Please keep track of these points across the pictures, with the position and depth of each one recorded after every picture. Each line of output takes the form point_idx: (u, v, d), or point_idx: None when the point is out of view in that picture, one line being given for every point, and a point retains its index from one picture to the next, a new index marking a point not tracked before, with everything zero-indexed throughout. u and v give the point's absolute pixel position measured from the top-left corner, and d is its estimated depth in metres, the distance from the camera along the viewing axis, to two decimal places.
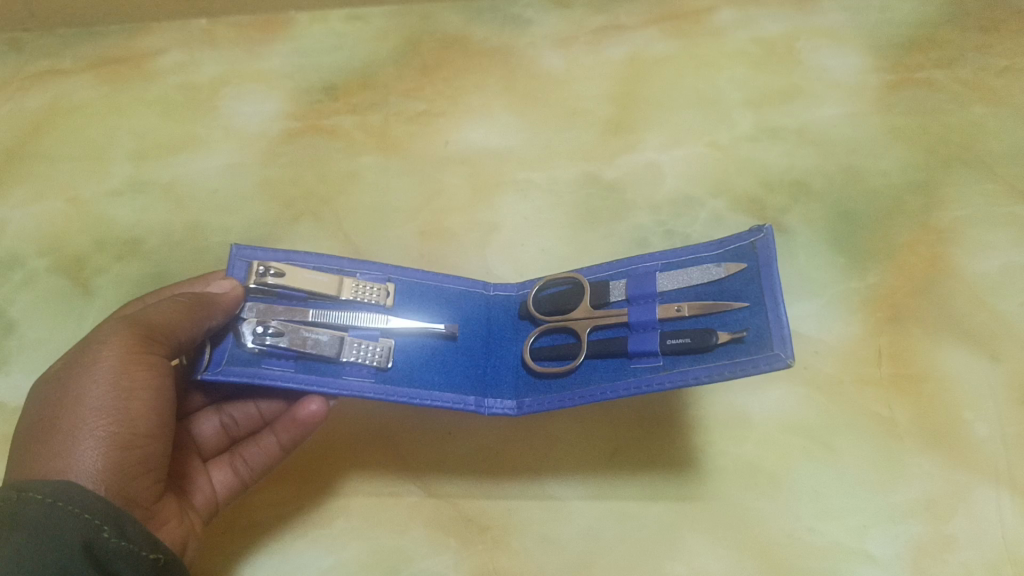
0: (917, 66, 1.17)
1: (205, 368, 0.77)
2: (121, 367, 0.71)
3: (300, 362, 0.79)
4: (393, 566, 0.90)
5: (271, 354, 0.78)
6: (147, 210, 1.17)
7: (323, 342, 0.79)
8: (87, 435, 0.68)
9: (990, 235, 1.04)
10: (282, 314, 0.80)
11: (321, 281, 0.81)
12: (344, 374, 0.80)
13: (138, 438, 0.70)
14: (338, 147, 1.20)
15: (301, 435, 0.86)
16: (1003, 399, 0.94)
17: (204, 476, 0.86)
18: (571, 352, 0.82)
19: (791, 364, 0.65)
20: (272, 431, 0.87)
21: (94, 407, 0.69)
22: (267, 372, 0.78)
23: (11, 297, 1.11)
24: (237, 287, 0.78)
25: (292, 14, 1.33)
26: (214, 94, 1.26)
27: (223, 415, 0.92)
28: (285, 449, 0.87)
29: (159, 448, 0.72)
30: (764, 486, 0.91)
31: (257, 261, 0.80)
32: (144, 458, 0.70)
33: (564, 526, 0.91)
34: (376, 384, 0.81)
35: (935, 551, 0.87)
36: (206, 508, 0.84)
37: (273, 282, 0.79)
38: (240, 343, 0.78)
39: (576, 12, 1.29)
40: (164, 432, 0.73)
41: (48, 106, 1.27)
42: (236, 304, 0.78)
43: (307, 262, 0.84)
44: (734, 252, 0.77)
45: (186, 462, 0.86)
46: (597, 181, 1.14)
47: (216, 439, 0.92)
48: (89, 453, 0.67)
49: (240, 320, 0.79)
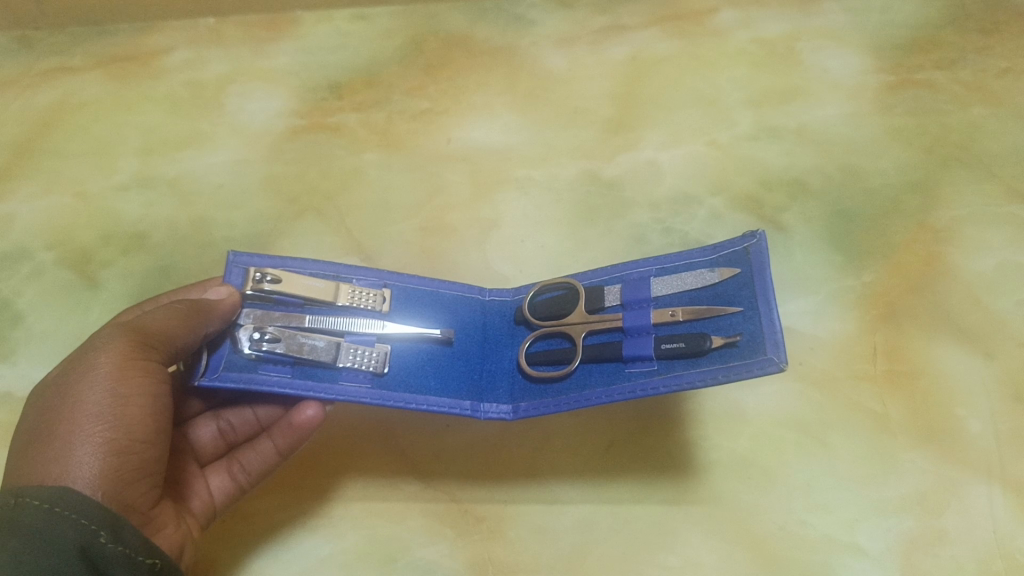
0: (917, 67, 1.18)
1: (202, 374, 0.78)
2: (118, 374, 0.72)
3: (297, 367, 0.80)
4: (390, 555, 0.91)
5: (268, 360, 0.80)
6: (153, 205, 1.19)
7: (319, 348, 0.80)
8: (84, 440, 0.69)
9: (986, 234, 1.05)
10: (279, 319, 0.81)
11: (317, 287, 0.83)
12: (340, 380, 0.81)
13: (135, 444, 0.72)
14: (342, 144, 1.21)
15: (297, 442, 0.87)
16: (996, 396, 0.95)
17: (202, 482, 0.88)
18: (566, 357, 0.82)
19: (784, 368, 0.67)
20: (270, 436, 0.88)
21: (91, 413, 0.70)
22: (264, 378, 0.79)
23: (19, 289, 1.13)
24: (234, 293, 0.79)
25: (298, 13, 1.35)
26: (220, 92, 1.28)
27: (221, 421, 0.92)
28: (283, 455, 0.88)
29: (156, 453, 0.74)
30: (758, 480, 0.92)
31: (254, 268, 0.82)
32: (141, 464, 0.72)
33: (558, 517, 0.92)
34: (373, 389, 0.82)
35: (925, 545, 0.88)
36: (204, 513, 0.86)
37: (270, 288, 0.80)
38: (237, 349, 0.79)
39: (579, 12, 1.30)
40: (160, 438, 0.74)
41: (57, 102, 1.29)
42: (232, 311, 0.79)
43: (303, 268, 0.85)
44: (728, 257, 0.78)
45: (183, 469, 0.87)
46: (597, 179, 1.15)
47: (214, 444, 0.92)
48: (86, 458, 0.69)
49: (238, 327, 0.80)
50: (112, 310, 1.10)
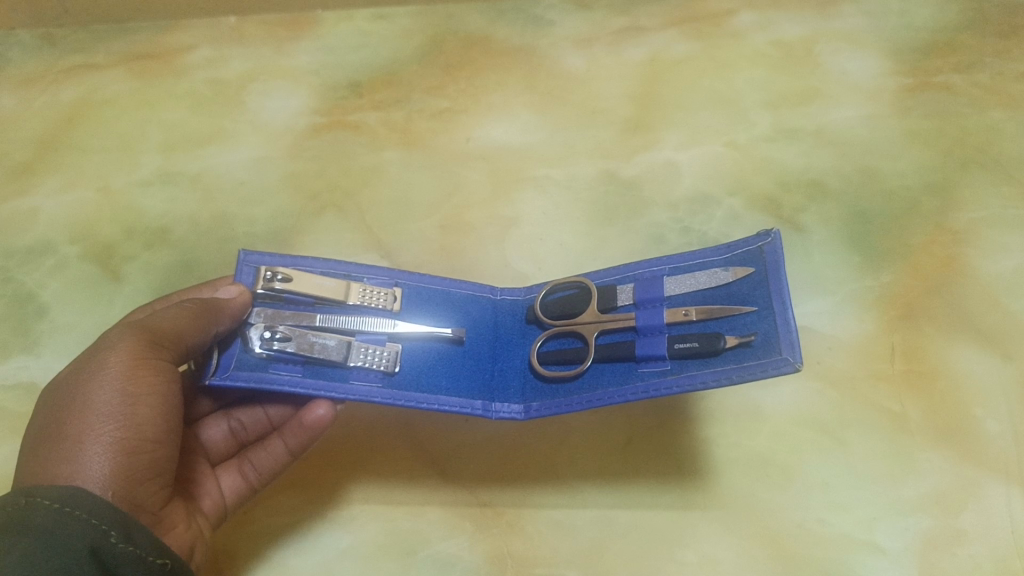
0: (935, 70, 1.18)
1: (212, 373, 0.79)
2: (128, 374, 0.74)
3: (308, 366, 0.81)
4: (409, 547, 0.92)
5: (278, 359, 0.80)
6: (176, 201, 1.21)
7: (330, 347, 0.81)
8: (94, 440, 0.71)
9: (1004, 236, 1.05)
10: (289, 319, 0.82)
11: (328, 286, 0.84)
12: (351, 379, 0.82)
13: (145, 443, 0.73)
14: (362, 143, 1.23)
15: (308, 440, 0.88)
16: (1013, 397, 0.95)
17: (212, 481, 0.88)
18: (578, 356, 0.83)
19: (799, 368, 0.68)
20: (281, 435, 0.89)
21: (101, 413, 0.72)
22: (275, 377, 0.80)
23: (43, 282, 1.15)
24: (245, 293, 0.80)
25: (320, 13, 1.36)
26: (241, 90, 1.29)
27: (232, 420, 0.94)
28: (293, 454, 0.90)
29: (166, 451, 0.75)
30: (776, 478, 0.92)
31: (265, 267, 0.83)
32: (152, 463, 0.73)
33: (576, 512, 0.93)
34: (383, 389, 0.83)
35: (944, 543, 0.88)
36: (215, 512, 0.87)
37: (281, 287, 0.81)
38: (247, 348, 0.80)
39: (598, 13, 1.31)
40: (170, 437, 0.76)
41: (81, 98, 1.31)
42: (243, 309, 0.80)
43: (313, 267, 0.86)
44: (741, 257, 0.79)
45: (194, 467, 0.88)
46: (615, 179, 1.16)
47: (225, 443, 0.93)
48: (97, 458, 0.70)
49: (248, 326, 0.81)
50: (136, 303, 1.12)
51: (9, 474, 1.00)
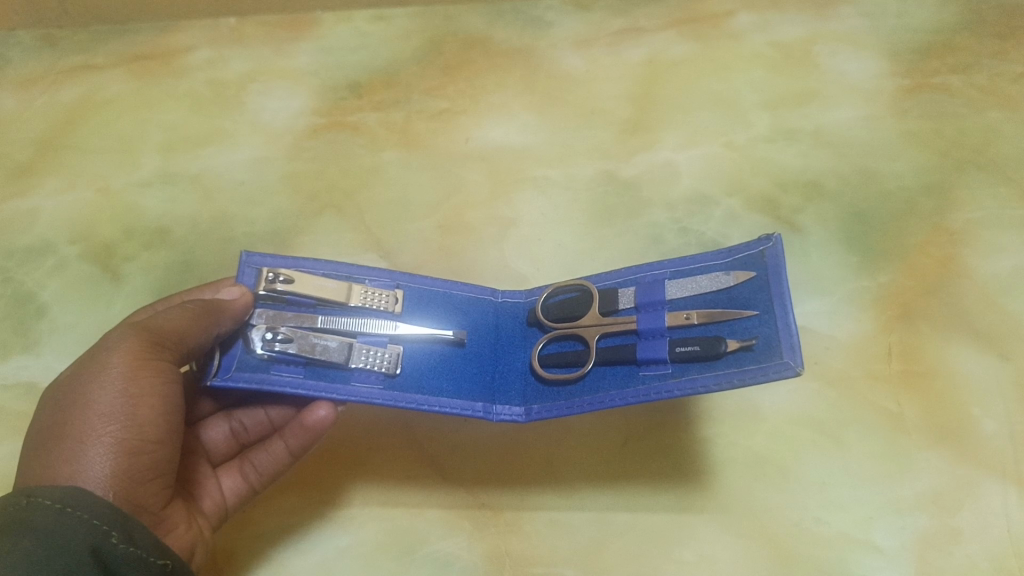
0: (933, 71, 1.19)
1: (214, 374, 0.79)
2: (129, 375, 0.74)
3: (309, 368, 0.82)
4: (408, 547, 0.93)
5: (280, 360, 0.81)
6: (176, 201, 1.21)
7: (331, 348, 0.81)
8: (95, 441, 0.71)
9: (1002, 236, 1.06)
10: (290, 320, 0.83)
11: (329, 288, 0.84)
12: (353, 380, 0.82)
13: (147, 444, 0.73)
14: (361, 143, 1.23)
15: (309, 442, 0.88)
16: (1011, 397, 0.95)
17: (213, 482, 0.89)
18: (579, 359, 0.84)
19: (800, 372, 0.68)
20: (282, 437, 0.89)
21: (102, 414, 0.72)
22: (276, 378, 0.80)
23: (43, 282, 1.15)
24: (246, 294, 0.80)
25: (319, 14, 1.37)
26: (241, 91, 1.30)
27: (233, 421, 0.93)
28: (294, 456, 0.89)
29: (167, 452, 0.75)
30: (774, 477, 0.93)
31: (266, 268, 0.83)
32: (153, 464, 0.73)
33: (575, 511, 0.93)
34: (385, 391, 0.83)
35: (941, 543, 0.88)
36: (215, 513, 0.87)
37: (283, 288, 0.82)
38: (249, 349, 0.80)
39: (596, 14, 1.32)
40: (171, 438, 0.76)
41: (81, 99, 1.31)
42: (245, 310, 0.80)
43: (315, 269, 0.86)
44: (742, 260, 0.79)
45: (195, 468, 0.88)
46: (614, 179, 1.16)
47: (227, 444, 0.93)
48: (98, 458, 0.70)
49: (250, 327, 0.81)
50: (136, 304, 1.12)
51: (9, 474, 1.00)
